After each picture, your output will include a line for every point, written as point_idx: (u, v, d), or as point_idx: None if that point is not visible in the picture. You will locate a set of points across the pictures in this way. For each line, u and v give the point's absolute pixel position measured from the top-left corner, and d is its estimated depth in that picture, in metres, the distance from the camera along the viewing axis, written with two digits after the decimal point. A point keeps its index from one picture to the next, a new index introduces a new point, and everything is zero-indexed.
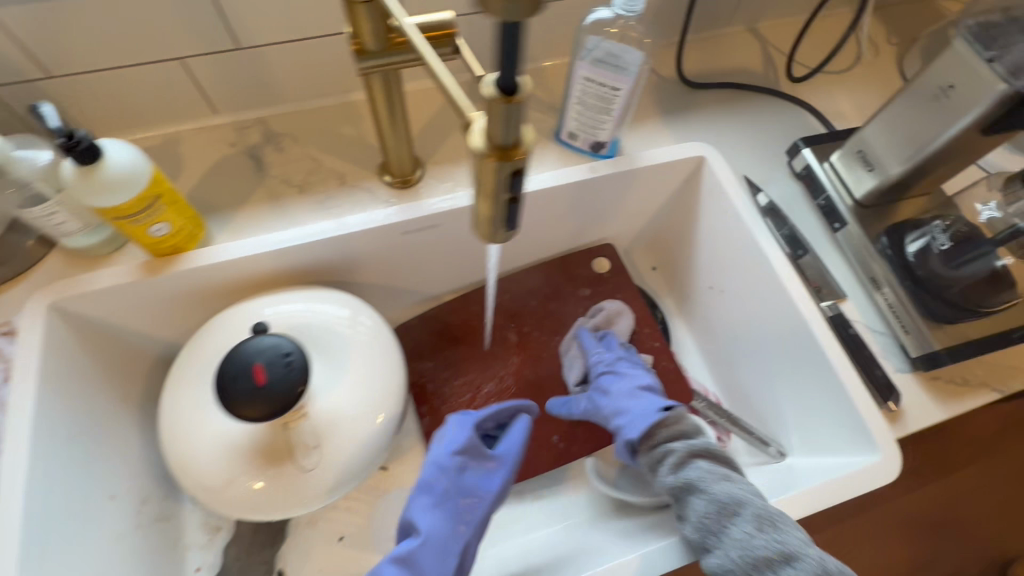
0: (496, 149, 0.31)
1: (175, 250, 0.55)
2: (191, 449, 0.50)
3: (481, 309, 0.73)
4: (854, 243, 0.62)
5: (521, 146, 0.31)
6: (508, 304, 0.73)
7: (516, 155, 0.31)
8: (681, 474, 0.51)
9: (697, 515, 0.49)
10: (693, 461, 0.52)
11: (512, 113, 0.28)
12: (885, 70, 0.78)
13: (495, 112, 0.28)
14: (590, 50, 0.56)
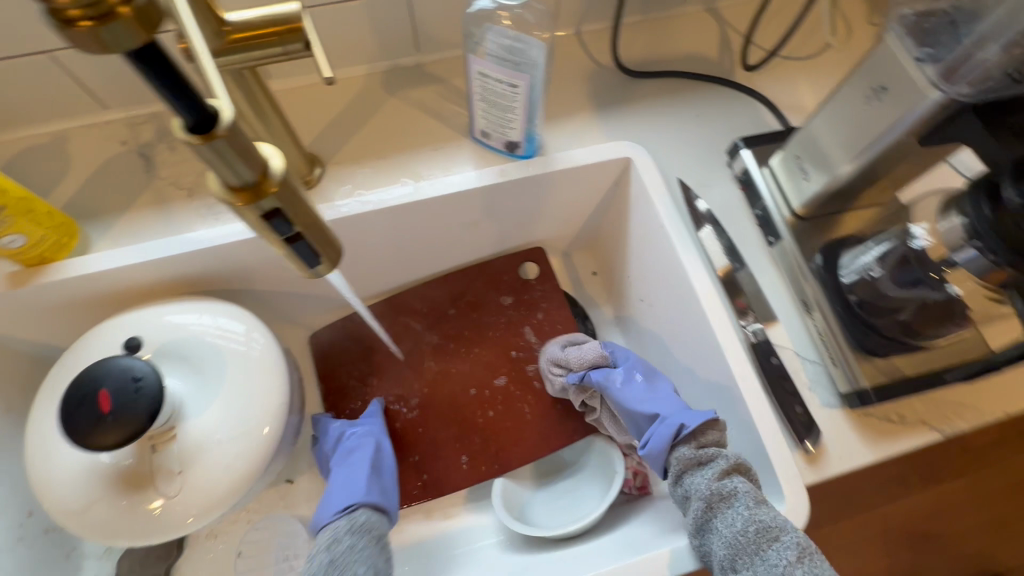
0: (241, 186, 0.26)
1: (43, 260, 0.52)
2: (50, 472, 0.48)
3: (398, 314, 0.69)
4: (788, 259, 0.55)
5: (264, 172, 0.26)
6: (428, 309, 0.69)
7: (265, 182, 0.26)
8: (721, 483, 0.45)
9: (731, 530, 0.42)
10: (729, 474, 0.46)
11: (223, 148, 0.23)
12: (856, 54, 0.69)
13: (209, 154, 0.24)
14: (487, 41, 0.50)
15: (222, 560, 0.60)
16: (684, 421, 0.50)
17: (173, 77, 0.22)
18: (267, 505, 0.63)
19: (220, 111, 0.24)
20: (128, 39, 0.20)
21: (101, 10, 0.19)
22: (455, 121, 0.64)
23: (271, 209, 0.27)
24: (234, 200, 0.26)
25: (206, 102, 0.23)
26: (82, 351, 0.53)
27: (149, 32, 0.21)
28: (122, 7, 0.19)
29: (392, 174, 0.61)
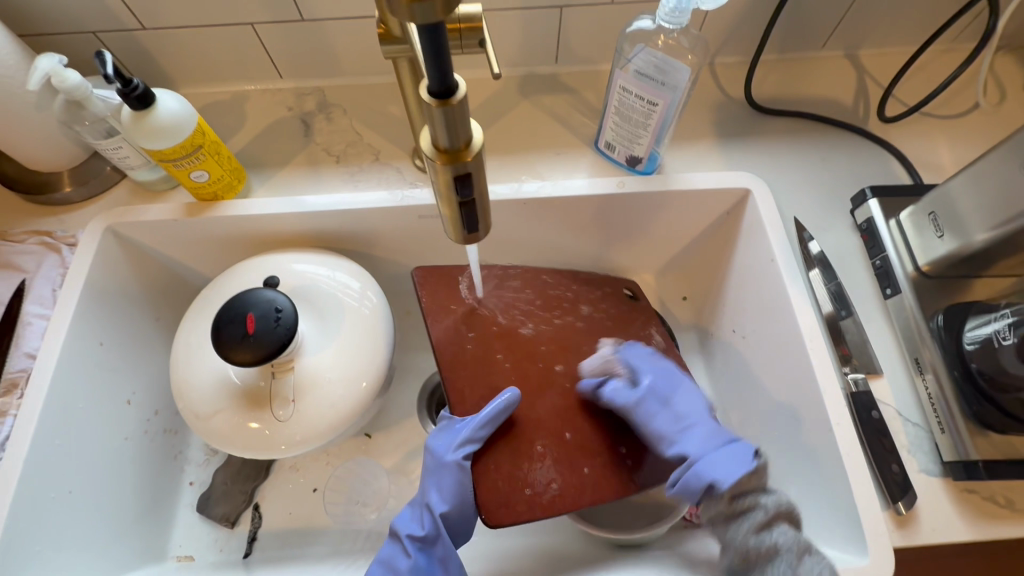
0: (446, 146, 0.32)
1: (215, 198, 0.60)
2: (191, 377, 0.56)
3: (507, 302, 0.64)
4: (904, 314, 0.54)
5: (467, 142, 0.32)
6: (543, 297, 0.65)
7: (465, 152, 0.32)
8: (766, 538, 0.45)
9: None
10: (777, 521, 0.46)
11: (451, 115, 0.30)
12: (1003, 120, 0.66)
13: (436, 114, 0.30)
14: (633, 60, 0.53)
15: (300, 492, 0.66)
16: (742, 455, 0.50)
17: (439, 54, 0.27)
18: (345, 452, 0.68)
19: (457, 85, 0.30)
20: (431, 16, 0.25)
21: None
22: (581, 131, 0.68)
23: (459, 173, 0.33)
24: (436, 157, 0.32)
25: (452, 75, 0.29)
26: (228, 281, 0.61)
27: (446, 11, 0.25)
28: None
29: (515, 171, 0.65)
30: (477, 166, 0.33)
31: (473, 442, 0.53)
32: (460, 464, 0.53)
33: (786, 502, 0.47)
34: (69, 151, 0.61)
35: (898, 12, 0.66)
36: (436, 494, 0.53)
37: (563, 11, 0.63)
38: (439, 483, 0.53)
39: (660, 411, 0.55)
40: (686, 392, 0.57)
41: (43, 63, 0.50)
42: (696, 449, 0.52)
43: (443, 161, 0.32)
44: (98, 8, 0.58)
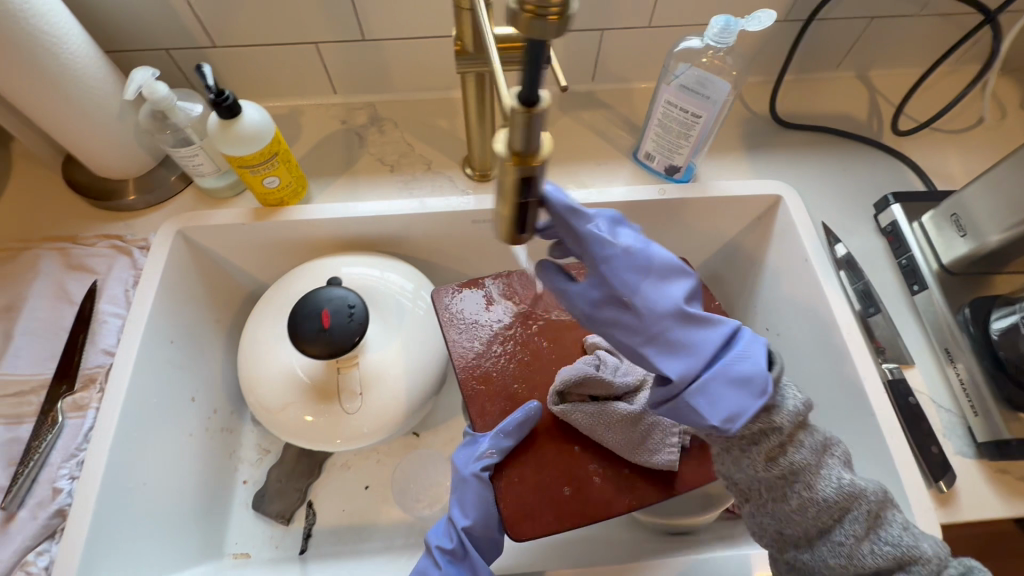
0: (519, 149, 0.32)
1: (280, 203, 0.64)
2: (260, 373, 0.58)
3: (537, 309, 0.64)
4: (931, 309, 0.58)
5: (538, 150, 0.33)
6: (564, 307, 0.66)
7: (532, 159, 0.33)
8: (802, 445, 0.42)
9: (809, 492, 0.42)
10: (821, 455, 0.42)
11: (533, 123, 0.30)
12: (1005, 135, 0.72)
13: (521, 121, 0.30)
14: (679, 76, 0.58)
15: (352, 490, 0.67)
16: (752, 373, 0.41)
17: (540, 65, 0.29)
18: (396, 451, 0.70)
19: (542, 97, 0.31)
20: (544, 34, 0.28)
21: (545, 8, 0.27)
22: (619, 143, 0.73)
23: (523, 177, 0.33)
24: (510, 159, 0.32)
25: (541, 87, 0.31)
26: (290, 281, 0.63)
27: (557, 33, 0.28)
28: (557, 13, 0.27)
29: (560, 180, 0.70)
30: (541, 172, 0.34)
31: (492, 454, 0.54)
32: (482, 478, 0.54)
33: (824, 431, 0.44)
34: (140, 160, 0.64)
35: (907, 37, 0.72)
36: (458, 510, 0.54)
37: (604, 33, 0.69)
38: (462, 498, 0.54)
39: (633, 281, 0.43)
40: (656, 281, 0.44)
41: (139, 76, 0.54)
42: (698, 356, 0.43)
43: (513, 164, 0.33)
44: (176, 27, 0.62)
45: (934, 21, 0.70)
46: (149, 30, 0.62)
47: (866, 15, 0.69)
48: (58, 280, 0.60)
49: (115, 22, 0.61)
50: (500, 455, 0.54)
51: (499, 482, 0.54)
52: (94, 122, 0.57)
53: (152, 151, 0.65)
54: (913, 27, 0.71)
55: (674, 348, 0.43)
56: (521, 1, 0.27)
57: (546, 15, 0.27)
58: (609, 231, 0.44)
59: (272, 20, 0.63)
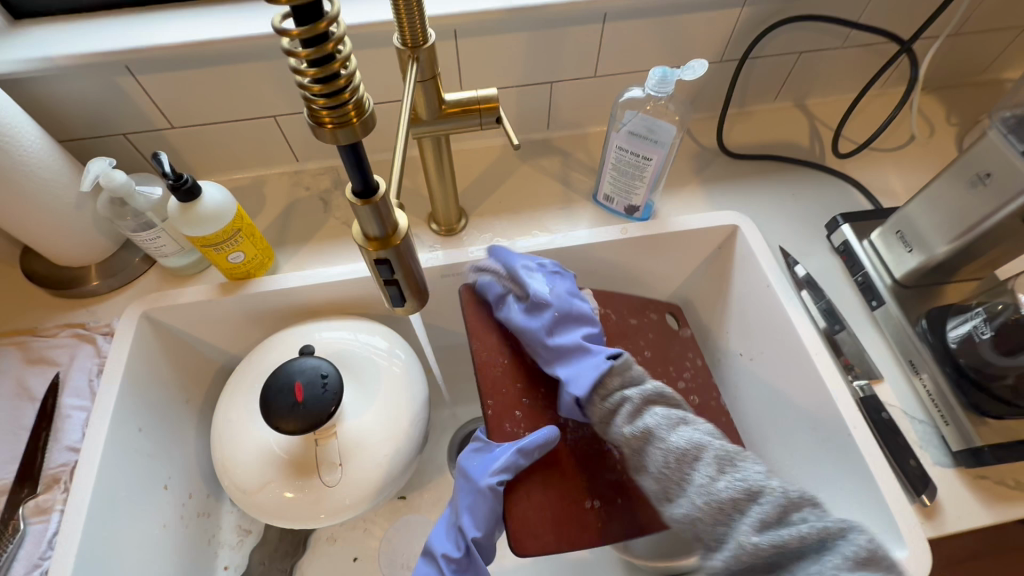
0: (372, 233, 0.33)
1: (246, 276, 0.63)
2: (234, 453, 0.56)
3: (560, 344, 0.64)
4: (892, 323, 0.60)
5: (395, 228, 0.33)
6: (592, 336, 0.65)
7: (395, 237, 0.33)
8: (638, 424, 0.48)
9: (656, 466, 0.46)
10: (649, 406, 0.49)
11: (377, 210, 0.31)
12: (936, 149, 0.77)
13: (361, 211, 0.31)
14: (626, 123, 0.61)
15: (341, 563, 0.65)
16: (595, 365, 0.53)
17: (359, 162, 0.28)
18: (383, 517, 0.68)
19: (378, 182, 0.31)
20: (353, 138, 0.25)
21: (343, 118, 0.24)
22: (579, 186, 0.75)
23: (390, 257, 0.34)
24: (367, 245, 0.33)
25: (371, 175, 0.30)
26: (262, 354, 0.62)
27: (365, 134, 0.26)
28: (355, 117, 0.25)
29: (525, 227, 0.71)
30: (406, 245, 0.35)
31: (510, 469, 0.52)
32: (496, 491, 0.51)
33: (659, 387, 0.50)
34: (102, 245, 0.63)
35: (835, 68, 0.77)
36: (468, 519, 0.51)
37: (553, 85, 0.72)
38: (473, 508, 0.51)
39: (535, 275, 0.60)
40: (569, 328, 0.57)
41: (95, 167, 0.54)
42: (564, 368, 0.55)
43: (369, 246, 0.33)
44: (132, 112, 0.63)
45: (858, 52, 0.75)
46: (105, 117, 0.63)
47: (795, 51, 0.73)
48: (18, 376, 0.58)
49: (70, 113, 0.62)
50: (513, 472, 0.52)
51: (510, 495, 0.53)
52: (51, 214, 0.57)
53: (113, 235, 0.64)
54: (840, 58, 0.76)
55: (555, 324, 0.57)
56: (314, 111, 0.24)
57: (348, 120, 0.24)
58: (533, 275, 0.60)
59: (229, 100, 0.64)
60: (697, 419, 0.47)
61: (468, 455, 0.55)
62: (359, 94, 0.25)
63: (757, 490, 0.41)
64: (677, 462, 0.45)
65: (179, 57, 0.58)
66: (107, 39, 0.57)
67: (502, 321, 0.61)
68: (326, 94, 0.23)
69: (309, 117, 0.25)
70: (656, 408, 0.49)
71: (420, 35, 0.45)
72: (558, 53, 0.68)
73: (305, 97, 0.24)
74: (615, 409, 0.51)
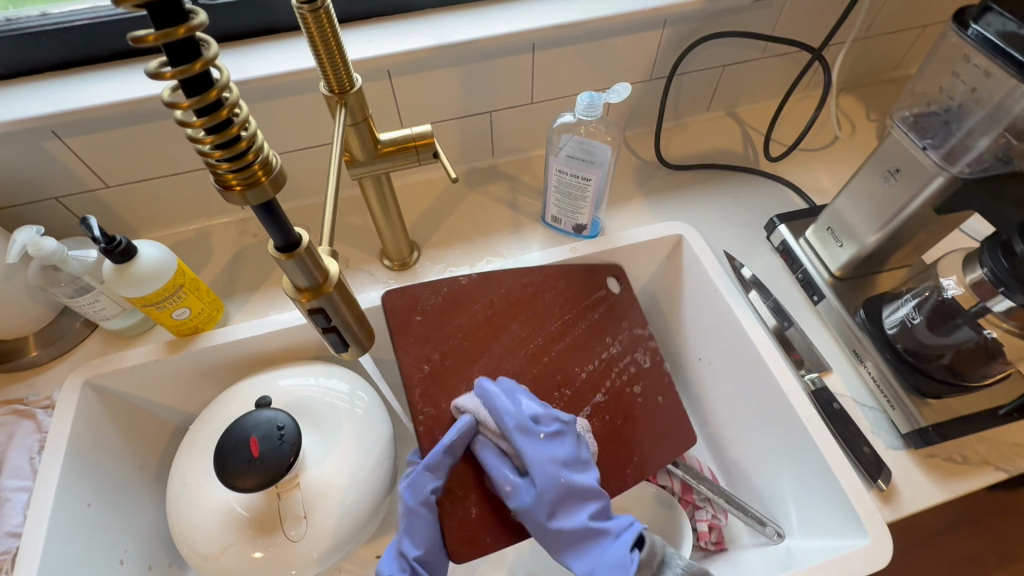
0: (303, 284, 0.33)
1: (194, 331, 0.62)
2: (192, 517, 0.54)
3: (491, 330, 0.63)
4: (834, 315, 0.63)
5: (326, 277, 0.33)
6: (527, 313, 0.64)
7: (328, 285, 0.33)
8: None
9: None
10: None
11: (303, 262, 0.31)
12: (858, 144, 0.81)
13: (286, 264, 0.31)
14: (563, 146, 0.63)
15: None
16: (623, 560, 0.48)
17: (276, 218, 0.29)
18: (360, 563, 0.65)
19: (301, 234, 0.31)
20: (264, 197, 0.26)
21: (250, 179, 0.24)
22: (527, 210, 0.76)
23: (323, 305, 0.34)
24: (299, 296, 0.33)
25: (292, 228, 0.30)
26: (217, 410, 0.60)
27: (276, 190, 0.26)
28: (263, 176, 0.25)
29: (477, 254, 0.72)
30: (340, 291, 0.35)
31: (437, 471, 0.52)
32: (429, 506, 0.51)
33: (689, 565, 0.48)
34: (37, 314, 0.61)
35: (758, 78, 0.82)
36: (407, 541, 0.49)
37: (493, 114, 0.74)
38: (409, 529, 0.50)
39: (539, 429, 0.53)
40: (576, 500, 0.51)
41: (21, 236, 0.52)
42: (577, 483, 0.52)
43: (302, 297, 0.33)
44: (61, 175, 0.61)
45: (776, 61, 0.79)
46: (33, 182, 0.61)
47: (718, 65, 0.77)
48: None
49: None
50: (441, 475, 0.52)
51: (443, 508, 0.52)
52: None
53: (49, 303, 0.62)
54: (760, 68, 0.80)
55: (559, 503, 0.51)
56: (219, 176, 0.24)
57: (257, 179, 0.25)
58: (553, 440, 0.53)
59: (164, 155, 0.64)
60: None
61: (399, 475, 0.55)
62: (264, 154, 0.25)
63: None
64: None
65: (105, 117, 0.57)
66: (29, 105, 0.56)
67: (489, 459, 0.53)
68: (228, 158, 0.24)
69: (217, 181, 0.25)
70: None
71: (346, 81, 0.46)
72: (492, 84, 0.69)
73: (208, 163, 0.24)
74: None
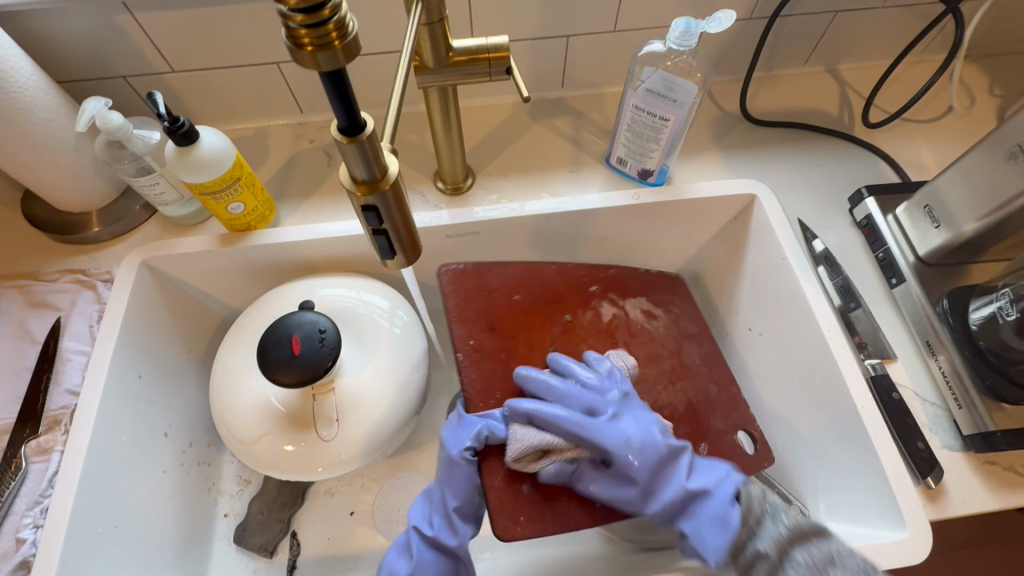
0: (360, 176, 0.31)
1: (247, 229, 0.62)
2: (233, 403, 0.57)
3: None
4: (911, 302, 0.58)
5: (384, 171, 0.32)
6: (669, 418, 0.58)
7: (385, 181, 0.32)
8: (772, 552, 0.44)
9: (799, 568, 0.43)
10: (788, 551, 0.43)
11: (364, 149, 0.29)
12: (973, 120, 0.72)
13: (348, 150, 0.29)
14: (645, 80, 0.58)
15: (337, 518, 0.65)
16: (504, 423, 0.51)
17: (342, 93, 0.27)
18: (380, 473, 0.67)
19: (366, 120, 0.29)
20: (335, 65, 0.23)
21: (324, 39, 0.22)
22: (590, 148, 0.72)
23: (378, 204, 0.32)
24: (355, 189, 0.32)
25: (358, 112, 0.28)
26: (262, 308, 0.62)
27: (348, 60, 0.24)
28: (337, 39, 0.23)
29: (533, 188, 0.69)
30: (396, 193, 0.33)
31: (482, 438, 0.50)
32: (471, 460, 0.51)
33: (795, 524, 0.45)
34: (101, 190, 0.62)
35: (873, 30, 0.72)
36: (449, 491, 0.51)
37: (570, 39, 0.68)
38: (448, 479, 0.51)
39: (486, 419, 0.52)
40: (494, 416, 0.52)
41: (89, 107, 0.52)
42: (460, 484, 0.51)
43: (358, 191, 0.32)
44: (130, 53, 0.61)
45: (899, 13, 0.70)
46: (103, 57, 0.61)
47: (830, 10, 0.68)
48: (20, 319, 0.58)
49: (68, 51, 0.60)
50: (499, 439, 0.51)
51: (487, 462, 0.51)
52: (48, 154, 0.56)
53: (112, 181, 0.63)
54: (877, 20, 0.71)
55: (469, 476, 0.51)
56: (292, 30, 0.22)
57: (331, 41, 0.23)
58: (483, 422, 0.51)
59: (231, 44, 0.62)
60: (844, 552, 0.42)
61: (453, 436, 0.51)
62: (341, 14, 0.23)
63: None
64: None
65: None
66: None
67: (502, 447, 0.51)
68: (303, 8, 0.22)
69: (289, 35, 0.23)
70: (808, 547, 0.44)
71: None
72: (575, 4, 0.64)
73: (282, 14, 0.22)
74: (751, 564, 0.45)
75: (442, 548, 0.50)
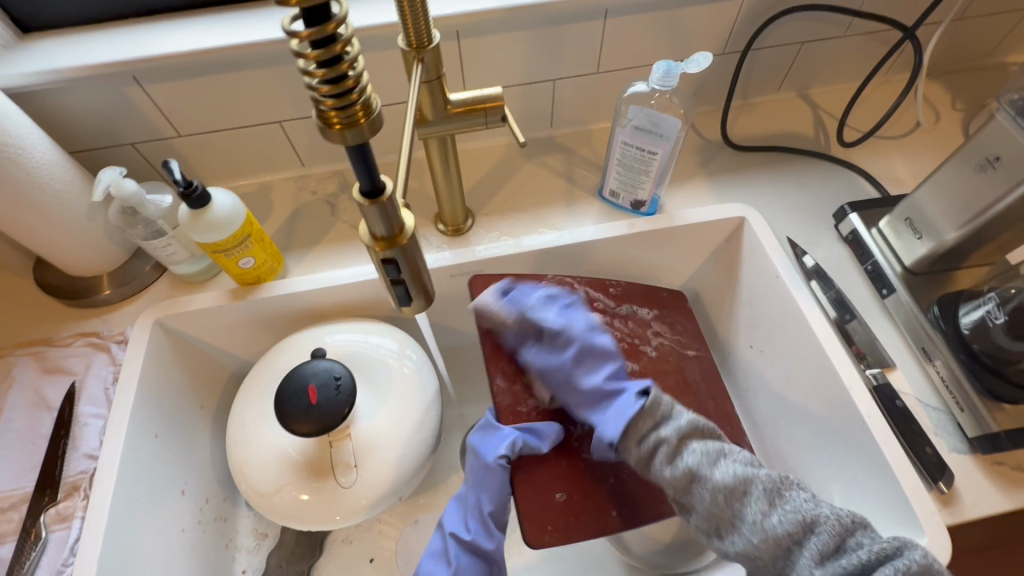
0: (379, 232, 0.33)
1: (257, 281, 0.64)
2: (250, 455, 0.57)
3: None
4: (903, 311, 0.60)
5: (401, 227, 0.34)
6: None
7: (402, 237, 0.34)
8: (679, 464, 0.45)
9: (703, 505, 0.44)
10: (686, 441, 0.47)
11: (384, 210, 0.31)
12: (941, 133, 0.77)
13: (369, 212, 0.31)
14: (631, 118, 0.61)
15: (357, 565, 0.64)
16: (535, 438, 0.54)
17: (366, 162, 0.29)
18: (398, 516, 0.67)
19: (386, 183, 0.31)
20: (360, 139, 0.26)
21: (351, 118, 0.25)
22: (583, 183, 0.75)
23: (396, 257, 0.34)
24: (374, 245, 0.34)
25: (378, 175, 0.31)
26: (273, 359, 0.63)
27: (372, 134, 0.26)
28: (363, 117, 0.25)
29: (531, 224, 0.71)
30: (413, 246, 0.35)
31: (514, 449, 0.53)
32: (505, 468, 0.53)
33: (694, 420, 0.48)
34: (112, 252, 0.64)
35: (839, 57, 0.77)
36: (484, 495, 0.53)
37: (557, 83, 0.72)
38: (482, 486, 0.53)
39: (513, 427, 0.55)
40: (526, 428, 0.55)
41: (105, 177, 0.55)
42: (495, 485, 0.53)
43: (377, 246, 0.34)
44: (139, 122, 0.64)
45: (861, 41, 0.75)
46: (114, 126, 0.64)
47: (797, 41, 0.73)
48: (35, 385, 0.59)
49: (80, 124, 0.62)
50: (526, 451, 0.54)
51: (518, 475, 0.54)
52: (63, 224, 0.58)
53: (123, 244, 0.65)
54: (842, 48, 0.76)
55: (502, 481, 0.53)
56: (322, 112, 0.25)
57: (359, 118, 0.25)
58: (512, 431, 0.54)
59: (235, 109, 0.65)
60: (736, 450, 0.46)
61: (482, 449, 0.54)
62: (367, 96, 0.25)
63: (813, 521, 0.40)
64: (726, 498, 0.43)
65: (187, 65, 0.59)
66: (117, 50, 0.58)
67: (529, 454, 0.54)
68: (334, 94, 0.24)
69: (320, 116, 0.25)
70: (728, 463, 0.45)
71: (425, 36, 0.45)
72: (561, 50, 0.68)
73: (314, 98, 0.24)
74: (652, 451, 0.47)
75: (479, 553, 0.51)
